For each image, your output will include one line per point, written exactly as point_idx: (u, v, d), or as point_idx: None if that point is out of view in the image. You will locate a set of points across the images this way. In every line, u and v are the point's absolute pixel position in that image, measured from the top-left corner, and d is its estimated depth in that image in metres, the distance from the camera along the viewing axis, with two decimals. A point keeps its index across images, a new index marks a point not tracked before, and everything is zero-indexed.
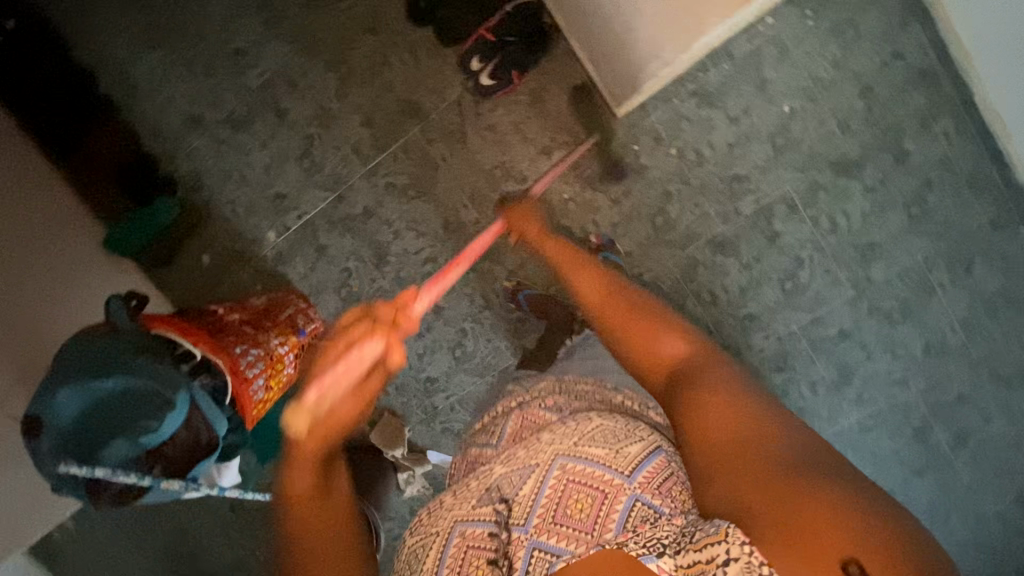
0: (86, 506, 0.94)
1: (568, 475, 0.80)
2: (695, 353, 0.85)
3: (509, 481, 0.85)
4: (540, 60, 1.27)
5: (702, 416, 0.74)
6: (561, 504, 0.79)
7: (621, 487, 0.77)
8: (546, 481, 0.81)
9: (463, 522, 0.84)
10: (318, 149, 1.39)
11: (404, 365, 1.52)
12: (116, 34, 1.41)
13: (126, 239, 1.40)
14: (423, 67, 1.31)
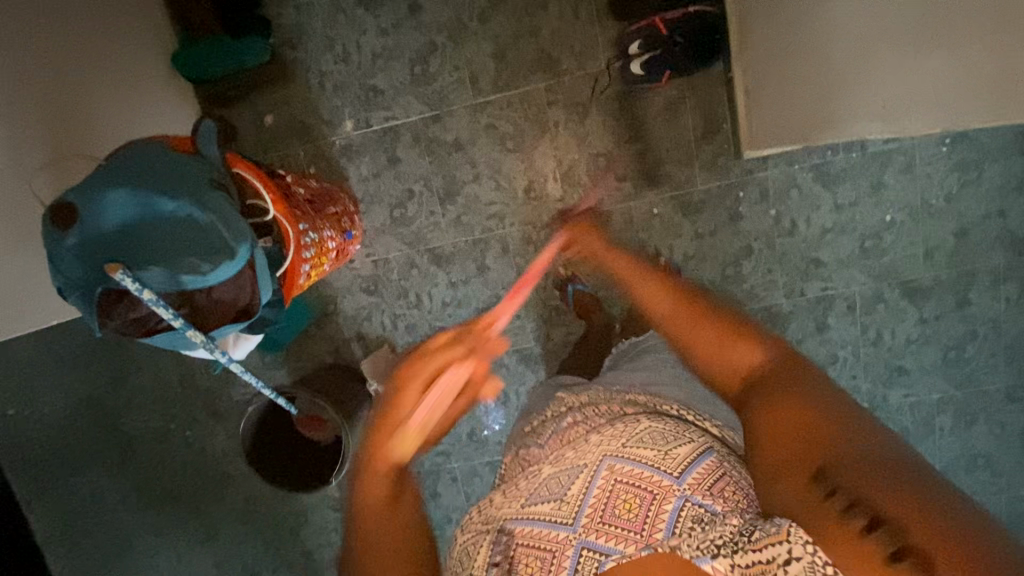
0: (88, 324, 0.83)
1: (614, 475, 0.67)
2: (776, 362, 0.65)
3: (548, 480, 0.71)
4: (693, 74, 1.25)
5: (776, 423, 0.58)
6: (609, 504, 0.66)
7: (675, 488, 0.64)
8: (592, 481, 0.68)
9: (517, 520, 0.69)
10: (436, 61, 1.30)
11: (425, 308, 1.45)
12: None
13: (201, 66, 1.27)
14: (577, 28, 1.26)
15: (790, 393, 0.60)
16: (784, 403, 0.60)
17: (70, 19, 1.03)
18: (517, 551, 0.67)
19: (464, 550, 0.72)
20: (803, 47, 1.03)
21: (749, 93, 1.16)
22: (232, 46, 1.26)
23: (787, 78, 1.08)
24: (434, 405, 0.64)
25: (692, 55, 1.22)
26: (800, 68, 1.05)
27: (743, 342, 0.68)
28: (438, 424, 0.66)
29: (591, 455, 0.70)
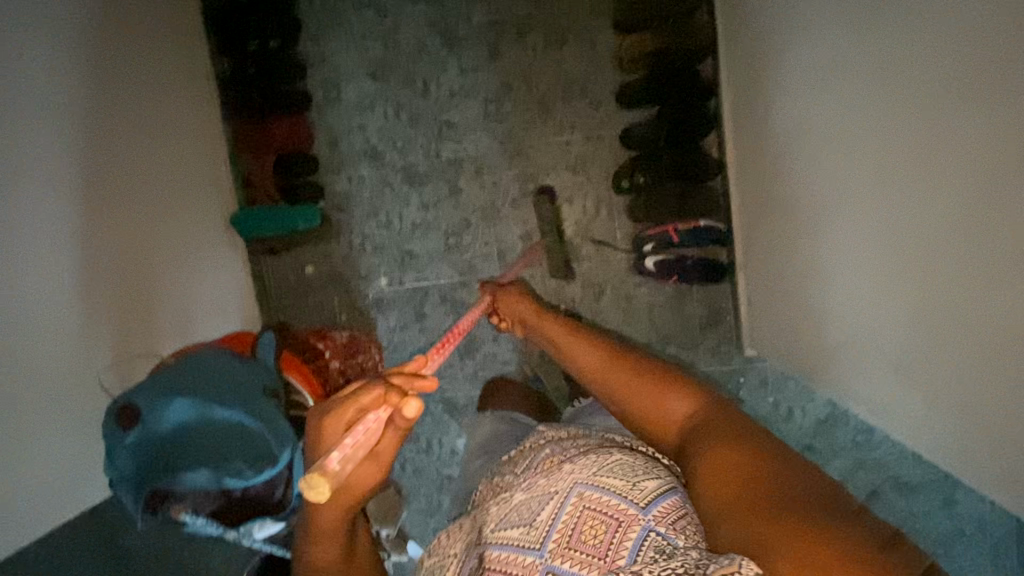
0: (128, 513, 0.86)
1: (583, 497, 0.66)
2: (703, 407, 0.70)
3: (519, 506, 0.70)
4: (699, 278, 1.37)
5: (715, 462, 0.61)
6: (575, 531, 0.64)
7: (637, 514, 0.62)
8: (558, 508, 0.66)
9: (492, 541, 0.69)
10: (468, 235, 1.44)
11: (434, 452, 1.51)
12: (344, 40, 1.40)
13: (257, 227, 1.39)
14: (598, 220, 1.39)
15: (714, 433, 0.65)
16: (715, 447, 0.62)
17: (146, 206, 1.14)
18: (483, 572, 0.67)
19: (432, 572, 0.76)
20: (786, 241, 1.14)
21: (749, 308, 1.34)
22: (289, 213, 1.40)
23: (781, 251, 1.17)
24: (351, 456, 0.60)
25: (702, 256, 1.36)
26: (778, 315, 1.22)
27: (679, 393, 0.72)
28: (365, 475, 0.65)
29: (567, 476, 0.69)
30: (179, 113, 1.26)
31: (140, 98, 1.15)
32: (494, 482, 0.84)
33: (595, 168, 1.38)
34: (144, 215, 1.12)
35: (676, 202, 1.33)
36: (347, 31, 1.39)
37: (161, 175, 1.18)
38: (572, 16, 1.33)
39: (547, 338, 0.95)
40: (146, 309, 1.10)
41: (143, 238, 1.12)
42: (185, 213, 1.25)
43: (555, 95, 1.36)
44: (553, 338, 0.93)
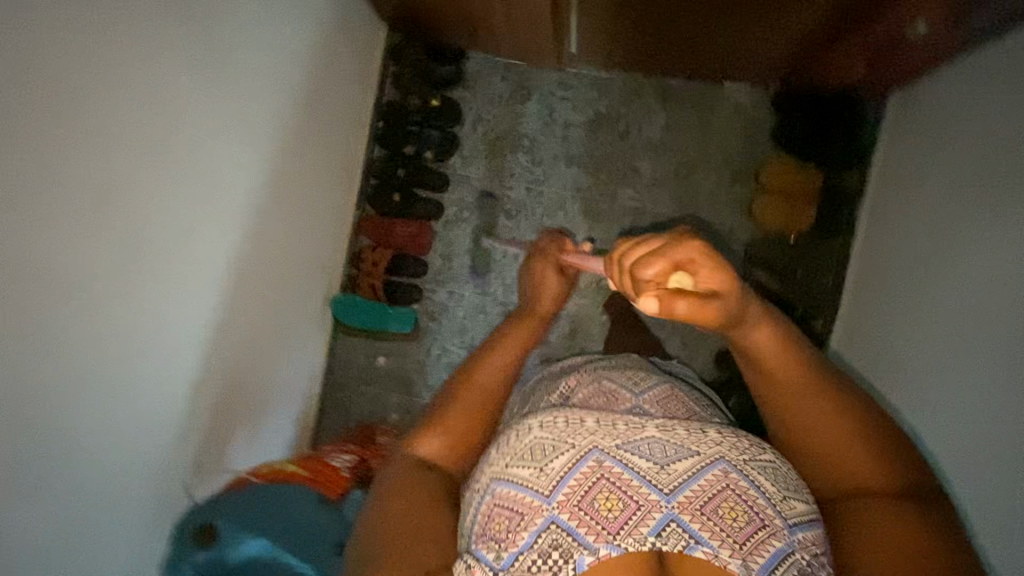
0: None
1: (736, 476, 0.60)
2: (905, 482, 0.62)
3: (652, 440, 0.63)
4: None
5: (866, 522, 0.60)
6: (709, 498, 0.59)
7: (773, 505, 0.59)
8: (695, 472, 0.60)
9: (609, 456, 0.61)
10: None
11: None
12: (492, 173, 1.46)
13: (353, 315, 1.43)
14: None
15: (877, 496, 0.62)
16: (878, 518, 0.60)
17: (267, 299, 1.18)
18: (597, 482, 0.60)
19: (535, 446, 0.64)
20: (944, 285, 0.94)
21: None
22: (386, 312, 1.43)
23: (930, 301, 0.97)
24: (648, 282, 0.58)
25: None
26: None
27: (886, 461, 0.63)
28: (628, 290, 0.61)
29: (727, 449, 0.62)
30: (320, 204, 1.33)
31: (291, 159, 1.17)
32: (604, 387, 0.78)
33: None
34: (262, 311, 1.16)
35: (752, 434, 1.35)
36: (496, 166, 1.46)
37: (283, 271, 1.23)
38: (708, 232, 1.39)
39: (746, 344, 0.67)
40: (231, 371, 1.08)
41: (256, 334, 1.15)
42: (292, 302, 1.29)
43: None
44: (763, 354, 0.67)
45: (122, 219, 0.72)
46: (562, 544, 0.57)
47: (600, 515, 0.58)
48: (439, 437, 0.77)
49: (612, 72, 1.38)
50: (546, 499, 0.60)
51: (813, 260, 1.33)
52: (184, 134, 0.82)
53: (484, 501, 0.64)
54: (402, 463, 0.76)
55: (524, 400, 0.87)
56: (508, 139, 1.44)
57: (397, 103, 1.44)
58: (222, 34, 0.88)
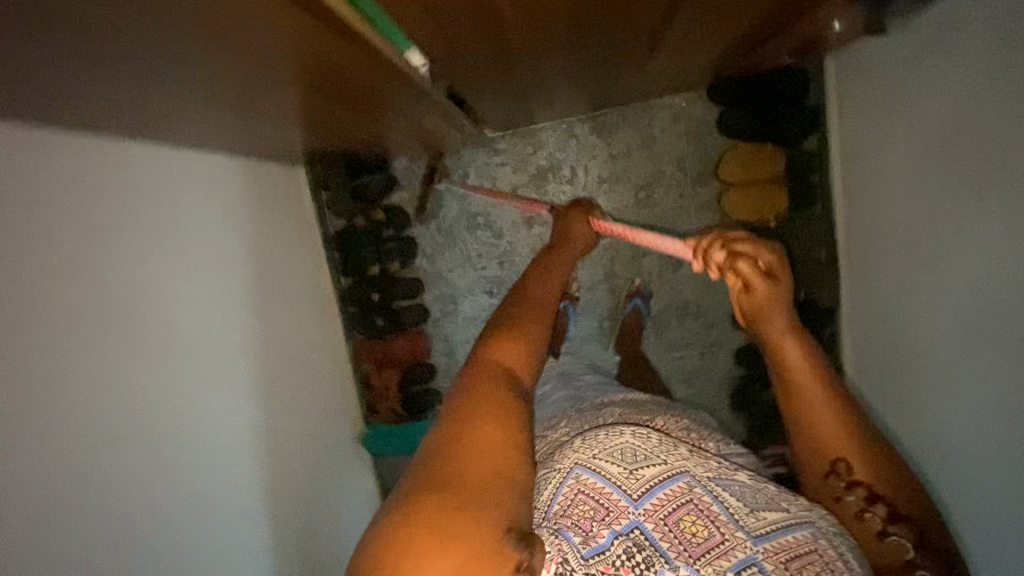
0: None
1: (827, 544, 0.52)
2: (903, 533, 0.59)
3: (746, 485, 0.56)
4: None
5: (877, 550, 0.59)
6: (797, 558, 0.50)
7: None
8: (785, 525, 0.52)
9: (711, 483, 0.54)
10: None
11: None
12: (461, 264, 1.45)
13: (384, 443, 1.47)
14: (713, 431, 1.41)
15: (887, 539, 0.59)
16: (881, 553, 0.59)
17: (297, 477, 1.16)
18: (688, 503, 0.52)
19: (619, 450, 0.56)
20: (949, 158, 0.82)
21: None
22: (412, 429, 1.46)
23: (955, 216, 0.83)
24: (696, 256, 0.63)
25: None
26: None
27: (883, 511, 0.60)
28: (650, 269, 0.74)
29: (820, 521, 0.55)
30: (312, 365, 1.32)
31: (281, 272, 1.25)
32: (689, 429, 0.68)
33: (708, 382, 1.41)
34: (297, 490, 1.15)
35: None
36: (461, 252, 1.45)
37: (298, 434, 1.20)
38: (688, 243, 1.37)
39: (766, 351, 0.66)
40: (299, 556, 1.11)
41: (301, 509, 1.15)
42: (326, 468, 1.31)
43: (670, 313, 1.40)
44: (787, 369, 0.65)
45: (169, 399, 0.83)
46: (647, 553, 0.49)
47: (684, 537, 0.50)
48: (510, 341, 0.62)
49: (538, 123, 1.34)
50: (632, 502, 0.52)
51: (799, 238, 1.29)
52: (188, 307, 0.91)
53: (561, 486, 0.54)
54: (476, 365, 0.58)
55: (587, 407, 0.76)
56: (463, 222, 1.43)
57: (345, 229, 1.41)
58: (191, 215, 0.96)
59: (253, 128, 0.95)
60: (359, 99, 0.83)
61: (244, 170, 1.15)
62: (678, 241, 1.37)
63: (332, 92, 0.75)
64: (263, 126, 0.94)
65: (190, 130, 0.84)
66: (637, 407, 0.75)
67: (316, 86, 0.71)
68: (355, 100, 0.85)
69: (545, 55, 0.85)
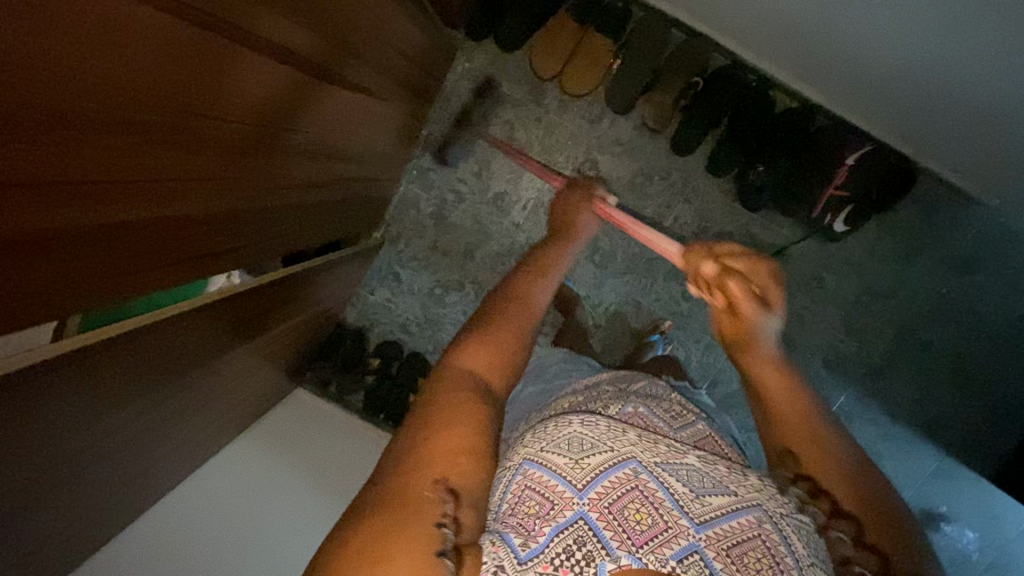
0: None
1: (771, 526, 0.60)
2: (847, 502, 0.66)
3: (694, 471, 0.64)
4: (901, 196, 1.25)
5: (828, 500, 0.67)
6: (735, 543, 0.59)
7: (800, 566, 0.59)
8: (731, 510, 0.61)
9: (666, 478, 0.61)
10: (681, 349, 1.42)
11: None
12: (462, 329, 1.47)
13: None
14: (764, 239, 1.34)
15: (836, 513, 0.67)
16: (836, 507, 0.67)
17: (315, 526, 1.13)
18: (633, 500, 0.59)
19: (564, 441, 0.62)
20: None
21: (964, 174, 1.24)
22: None
23: None
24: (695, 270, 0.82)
25: (880, 172, 1.23)
26: (1013, 170, 1.13)
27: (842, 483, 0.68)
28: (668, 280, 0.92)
29: (768, 502, 0.63)
30: None
31: (341, 479, 1.24)
32: (639, 409, 0.73)
33: (715, 211, 1.33)
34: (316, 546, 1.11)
35: (811, 167, 1.24)
36: (451, 323, 1.47)
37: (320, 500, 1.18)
38: (583, 141, 1.32)
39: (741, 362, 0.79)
40: None
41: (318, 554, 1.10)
42: None
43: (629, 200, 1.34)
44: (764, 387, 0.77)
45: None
46: (587, 542, 0.56)
47: (630, 526, 0.57)
48: (485, 355, 0.68)
49: (398, 191, 1.38)
50: (579, 493, 0.58)
51: (652, 43, 1.22)
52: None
53: (511, 480, 0.60)
54: (448, 378, 0.64)
55: (551, 399, 0.82)
56: (430, 304, 1.46)
57: (368, 395, 1.49)
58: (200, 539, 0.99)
59: (225, 410, 1.05)
60: (242, 330, 0.89)
61: (244, 440, 1.20)
62: (576, 146, 1.32)
63: (204, 351, 0.79)
64: (235, 395, 1.05)
65: (174, 462, 0.93)
66: (587, 391, 0.80)
67: (186, 364, 0.76)
68: (241, 338, 0.91)
69: (324, 183, 0.92)
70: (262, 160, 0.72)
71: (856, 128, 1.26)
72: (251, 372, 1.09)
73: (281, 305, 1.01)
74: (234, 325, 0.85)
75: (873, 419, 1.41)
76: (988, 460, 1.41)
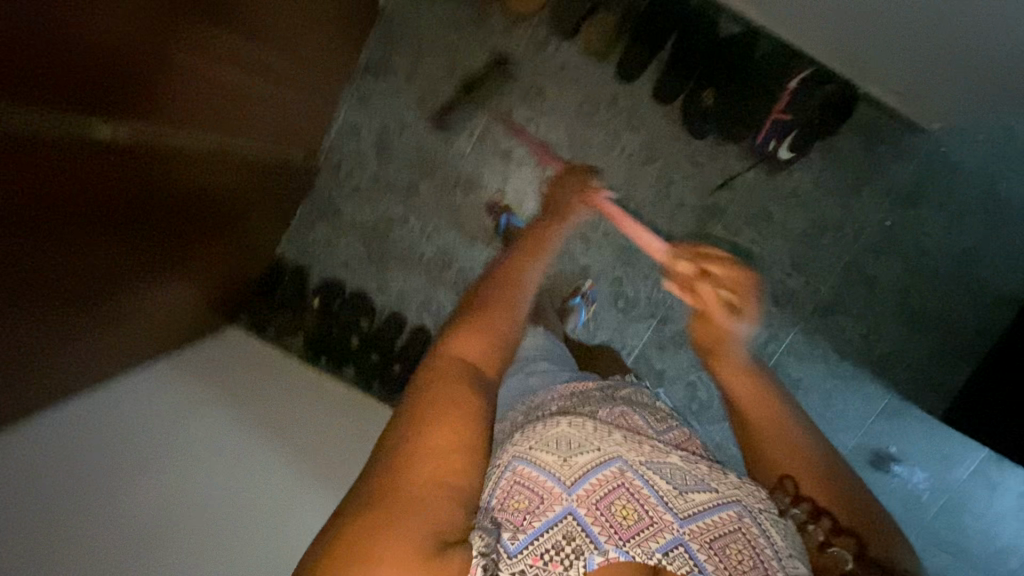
0: None
1: (751, 521, 0.59)
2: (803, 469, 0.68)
3: (676, 467, 0.62)
4: (843, 121, 1.26)
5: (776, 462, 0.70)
6: (718, 536, 0.58)
7: (779, 560, 0.57)
8: (714, 505, 0.59)
9: (649, 473, 0.60)
10: (630, 287, 1.41)
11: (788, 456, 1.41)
12: (407, 265, 1.42)
13: None
14: (712, 169, 1.32)
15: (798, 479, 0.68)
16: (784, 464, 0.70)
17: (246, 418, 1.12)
18: (616, 502, 0.58)
19: (550, 438, 0.60)
20: None
21: (904, 97, 1.24)
22: None
23: None
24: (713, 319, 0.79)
25: (822, 98, 1.23)
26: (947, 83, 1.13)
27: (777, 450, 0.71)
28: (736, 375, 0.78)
29: (745, 496, 0.61)
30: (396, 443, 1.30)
31: (269, 393, 1.23)
32: (626, 413, 0.70)
33: (663, 141, 1.32)
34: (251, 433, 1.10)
35: (754, 90, 1.24)
36: (396, 260, 1.42)
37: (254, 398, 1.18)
38: (528, 66, 1.30)
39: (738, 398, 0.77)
40: None
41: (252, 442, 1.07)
42: None
43: (575, 128, 1.32)
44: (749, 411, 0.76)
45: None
46: (576, 538, 0.56)
47: (616, 521, 0.57)
48: (482, 337, 0.64)
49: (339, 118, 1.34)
50: (568, 490, 0.57)
51: None
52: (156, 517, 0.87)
53: (502, 476, 0.59)
54: (438, 362, 0.60)
55: (539, 402, 0.75)
56: (374, 241, 1.41)
57: (309, 336, 1.43)
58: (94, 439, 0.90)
59: (149, 291, 1.04)
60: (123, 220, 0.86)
61: (144, 365, 1.11)
62: (521, 70, 1.30)
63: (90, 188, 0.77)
64: (155, 279, 1.03)
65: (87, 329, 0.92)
66: (575, 395, 0.76)
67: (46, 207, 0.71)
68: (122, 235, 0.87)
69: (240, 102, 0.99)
70: (182, 32, 0.79)
71: (798, 51, 1.26)
72: (180, 259, 1.08)
73: (201, 177, 0.99)
74: (110, 200, 0.81)
75: (823, 357, 1.40)
76: (939, 397, 1.40)
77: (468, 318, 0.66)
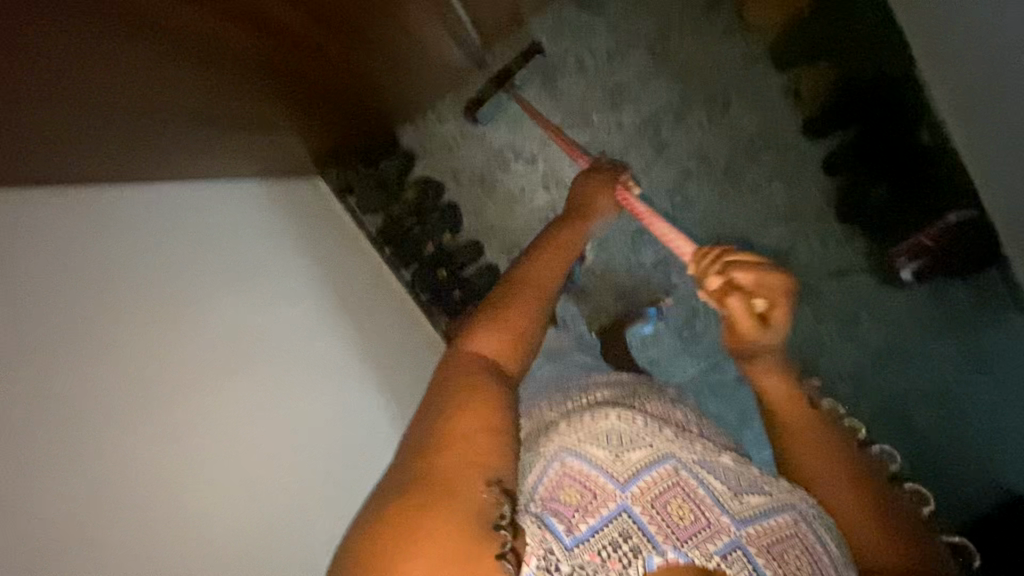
0: None
1: (806, 526, 0.64)
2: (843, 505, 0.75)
3: (726, 467, 0.67)
4: (972, 271, 1.28)
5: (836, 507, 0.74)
6: (775, 540, 0.62)
7: (830, 561, 0.63)
8: (769, 510, 0.64)
9: (703, 475, 0.64)
10: (701, 322, 1.41)
11: None
12: (510, 201, 1.36)
13: None
14: (834, 256, 1.33)
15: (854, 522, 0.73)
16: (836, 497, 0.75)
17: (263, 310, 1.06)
18: (674, 495, 0.62)
19: (605, 433, 0.65)
20: None
21: None
22: None
23: None
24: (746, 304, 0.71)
25: (971, 243, 1.23)
26: None
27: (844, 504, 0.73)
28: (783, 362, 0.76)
29: (801, 501, 0.66)
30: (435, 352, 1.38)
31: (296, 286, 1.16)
32: (676, 411, 0.76)
33: (806, 209, 1.31)
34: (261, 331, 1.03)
35: (915, 205, 1.24)
36: (502, 191, 1.36)
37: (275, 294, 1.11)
38: (726, 76, 1.26)
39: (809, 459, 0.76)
40: None
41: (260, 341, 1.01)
42: None
43: (736, 155, 1.29)
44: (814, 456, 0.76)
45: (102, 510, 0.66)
46: (633, 535, 0.59)
47: (673, 521, 0.60)
48: (499, 335, 0.71)
49: (525, 30, 1.28)
50: (620, 486, 0.61)
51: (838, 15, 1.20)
52: (96, 390, 0.75)
53: (550, 470, 0.64)
54: (458, 359, 0.68)
55: (584, 381, 0.81)
56: (492, 163, 1.36)
57: (387, 221, 1.38)
58: (38, 280, 0.75)
59: (230, 122, 0.93)
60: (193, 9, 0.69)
61: (165, 200, 0.97)
62: (718, 75, 1.26)
63: None
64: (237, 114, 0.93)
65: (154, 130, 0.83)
66: (622, 384, 0.80)
67: None
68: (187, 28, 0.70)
69: None
70: None
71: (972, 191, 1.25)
72: (273, 100, 0.98)
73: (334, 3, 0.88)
74: None
75: None
76: None
77: (487, 322, 0.72)
